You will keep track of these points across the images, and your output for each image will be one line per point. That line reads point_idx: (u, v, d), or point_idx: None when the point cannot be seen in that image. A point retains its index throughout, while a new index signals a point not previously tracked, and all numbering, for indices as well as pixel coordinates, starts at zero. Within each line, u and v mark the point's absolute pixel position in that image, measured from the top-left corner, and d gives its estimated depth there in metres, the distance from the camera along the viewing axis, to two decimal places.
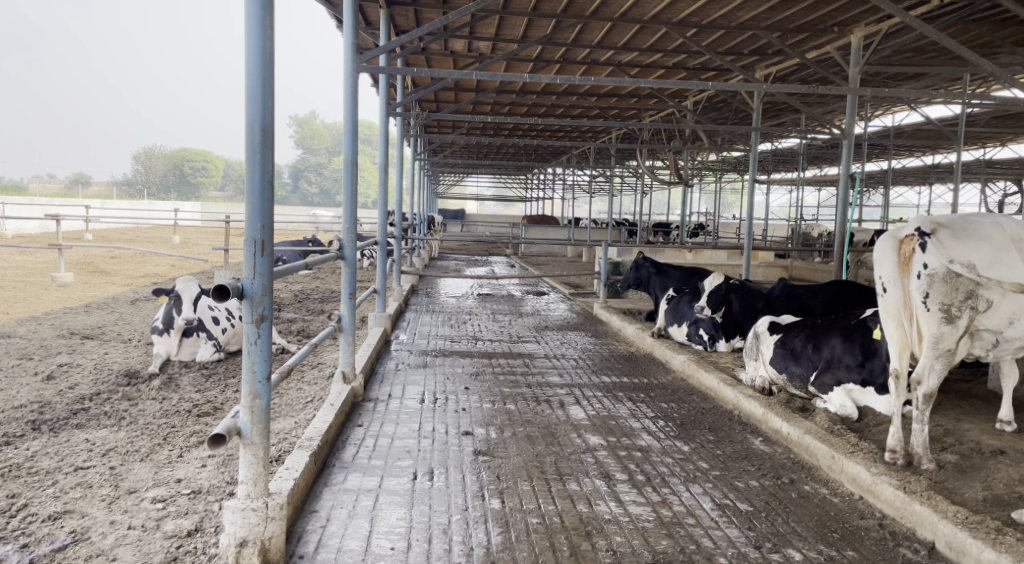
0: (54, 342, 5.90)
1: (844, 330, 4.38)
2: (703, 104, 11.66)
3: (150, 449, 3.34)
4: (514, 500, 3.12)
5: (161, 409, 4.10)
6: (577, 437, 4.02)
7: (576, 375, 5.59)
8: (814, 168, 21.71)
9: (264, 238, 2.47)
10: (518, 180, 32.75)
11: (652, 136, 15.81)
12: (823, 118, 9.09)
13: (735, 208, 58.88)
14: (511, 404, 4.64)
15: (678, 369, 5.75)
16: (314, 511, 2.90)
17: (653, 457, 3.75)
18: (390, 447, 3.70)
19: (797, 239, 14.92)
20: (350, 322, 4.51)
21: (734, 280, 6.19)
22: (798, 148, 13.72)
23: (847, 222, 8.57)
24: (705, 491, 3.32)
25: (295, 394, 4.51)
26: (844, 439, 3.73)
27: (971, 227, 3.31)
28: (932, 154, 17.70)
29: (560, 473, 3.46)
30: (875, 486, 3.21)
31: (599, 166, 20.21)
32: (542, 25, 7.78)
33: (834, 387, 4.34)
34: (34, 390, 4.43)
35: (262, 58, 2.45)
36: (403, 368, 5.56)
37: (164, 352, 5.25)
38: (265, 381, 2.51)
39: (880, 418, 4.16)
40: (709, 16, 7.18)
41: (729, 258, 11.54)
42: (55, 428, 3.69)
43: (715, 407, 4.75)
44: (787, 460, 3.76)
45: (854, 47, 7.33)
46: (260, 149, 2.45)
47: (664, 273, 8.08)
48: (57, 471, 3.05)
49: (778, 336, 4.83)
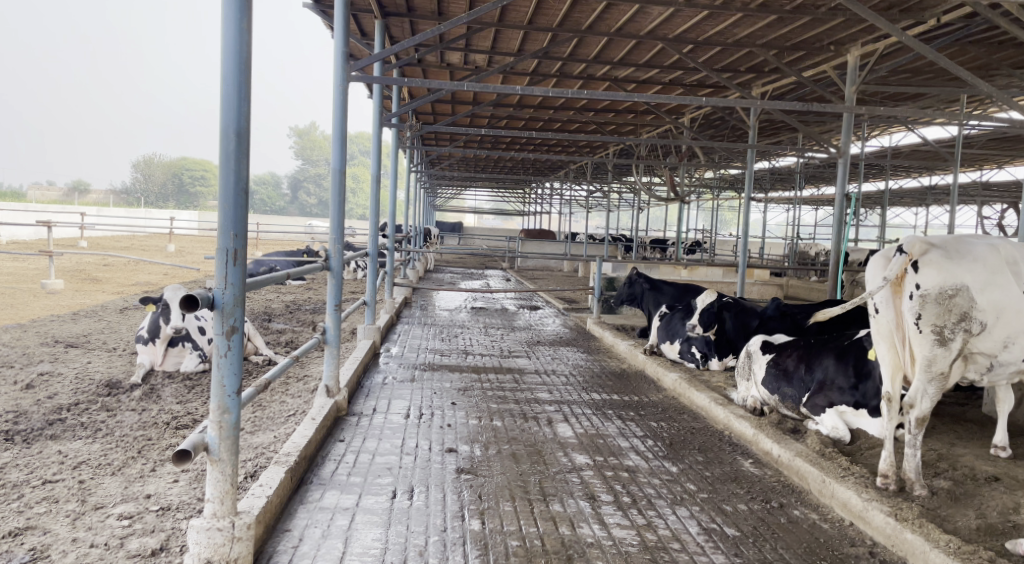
0: (38, 350, 5.81)
1: (837, 350, 4.32)
2: (700, 121, 11.67)
3: (122, 462, 3.25)
4: (495, 521, 3.04)
5: (139, 420, 4.01)
6: (563, 456, 3.94)
7: (565, 391, 5.52)
8: (811, 187, 21.75)
9: (237, 248, 2.40)
10: (516, 195, 32.86)
11: (649, 151, 15.85)
12: (820, 137, 9.07)
13: (733, 224, 59.08)
14: (498, 421, 4.56)
15: (670, 387, 5.68)
16: (287, 531, 2.81)
17: (640, 478, 3.67)
18: (371, 463, 3.62)
19: (793, 257, 14.90)
20: (335, 334, 4.44)
21: (728, 298, 6.29)
22: (795, 166, 13.74)
23: (842, 241, 8.52)
24: (692, 515, 3.24)
25: (278, 407, 4.42)
26: (835, 463, 3.65)
27: (963, 248, 3.26)
28: (928, 175, 17.76)
29: (543, 493, 3.38)
30: (865, 513, 3.14)
31: (597, 182, 20.26)
32: (537, 40, 7.77)
33: (827, 409, 4.27)
34: (10, 398, 4.34)
35: (238, 61, 2.40)
36: (391, 383, 5.47)
37: (148, 362, 5.17)
38: (234, 396, 2.44)
39: (872, 441, 4.09)
40: (705, 33, 7.18)
41: (725, 274, 11.49)
42: (28, 439, 3.60)
43: (705, 427, 4.67)
44: (778, 483, 3.68)
45: (850, 66, 7.32)
46: (234, 156, 2.40)
47: (658, 290, 8.04)
48: (24, 484, 2.96)
49: (771, 355, 4.76)
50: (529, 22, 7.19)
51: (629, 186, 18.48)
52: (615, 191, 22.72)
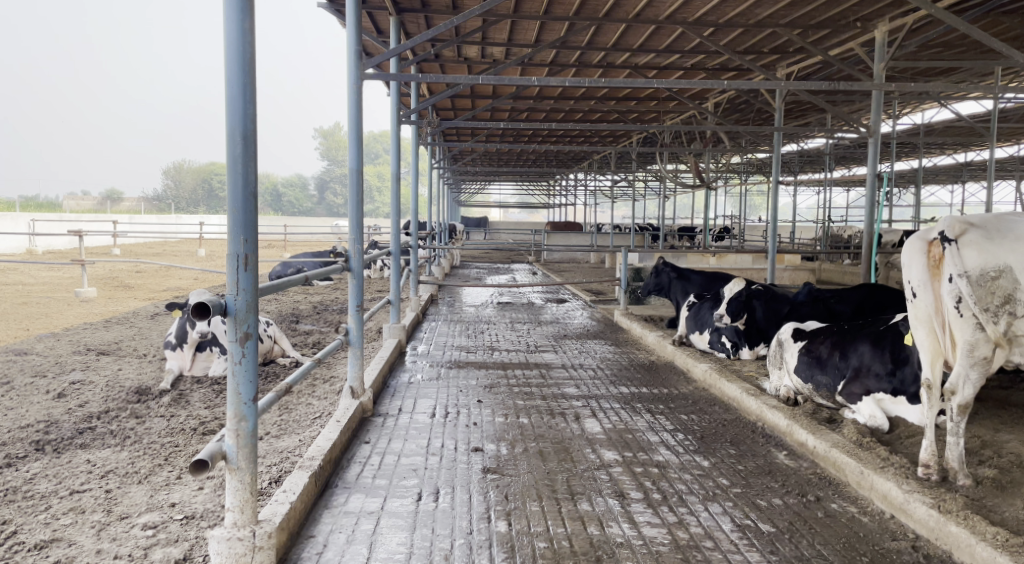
0: (71, 359, 5.89)
1: (872, 336, 4.17)
2: (724, 105, 11.45)
3: (149, 470, 3.26)
4: (522, 523, 2.98)
5: (167, 426, 4.04)
6: (591, 453, 3.86)
7: (593, 386, 5.43)
8: (842, 169, 21.27)
9: (248, 253, 2.38)
10: (541, 187, 32.76)
11: (674, 138, 15.61)
12: (850, 117, 8.82)
13: (761, 209, 58.33)
14: (525, 418, 4.49)
15: (700, 378, 5.56)
16: (312, 536, 2.79)
17: (670, 474, 3.58)
18: (396, 465, 3.59)
19: (825, 240, 14.54)
20: (358, 335, 4.39)
21: (758, 286, 6.13)
22: (824, 148, 13.41)
23: (876, 223, 8.25)
24: (725, 511, 3.15)
25: (304, 409, 4.43)
26: (872, 454, 3.52)
27: (1005, 227, 3.08)
28: (965, 152, 17.25)
29: (571, 492, 3.32)
30: (907, 505, 3.02)
31: (621, 171, 20.04)
32: (555, 29, 7.68)
33: (863, 397, 4.14)
34: (44, 408, 4.40)
35: (242, 62, 2.36)
36: (416, 382, 5.43)
37: (177, 367, 5.20)
38: (251, 403, 2.42)
39: (912, 429, 3.95)
40: (726, 14, 7.00)
41: (754, 261, 11.29)
42: (58, 448, 3.63)
43: (737, 418, 4.56)
44: (814, 475, 3.57)
45: (878, 43, 7.10)
46: (242, 158, 2.36)
47: (686, 279, 7.92)
48: (52, 494, 2.97)
49: (803, 343, 4.63)
50: (545, 12, 7.10)
51: (655, 173, 18.23)
52: (641, 180, 22.48)
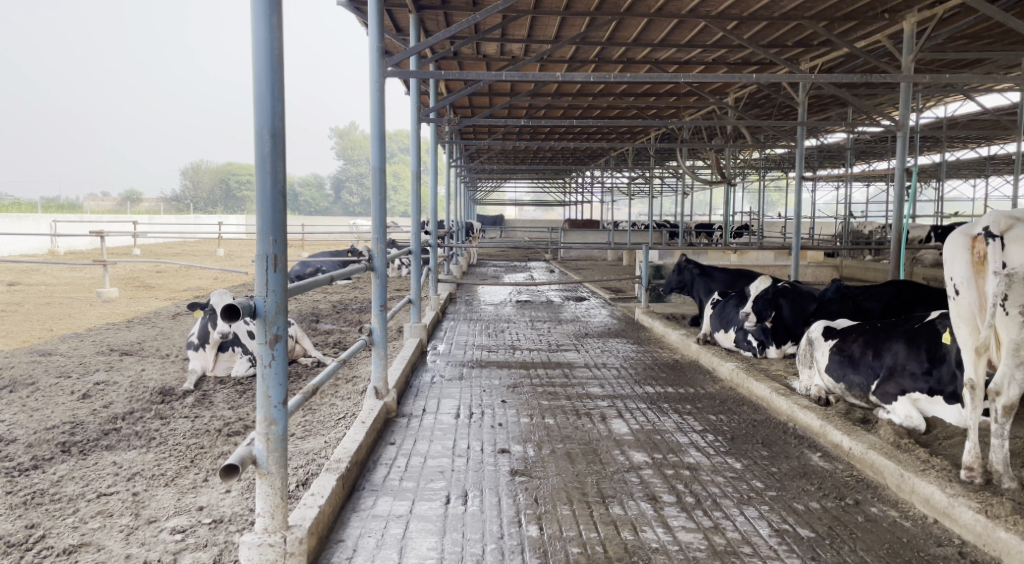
0: (94, 359, 5.90)
1: (907, 335, 4.05)
2: (745, 100, 11.31)
3: (176, 472, 3.24)
4: (554, 527, 2.91)
5: (192, 428, 4.01)
6: (620, 455, 3.79)
7: (618, 385, 5.35)
8: (862, 164, 21.00)
9: (277, 254, 2.33)
10: (558, 185, 32.70)
11: (693, 134, 15.46)
12: (875, 110, 8.67)
13: (779, 205, 57.96)
14: (550, 419, 4.43)
15: (726, 378, 5.47)
16: (341, 540, 2.75)
17: (702, 476, 3.50)
18: (423, 467, 3.53)
19: (848, 235, 14.35)
20: (381, 334, 4.33)
21: (784, 284, 6.01)
22: (846, 142, 13.21)
23: (905, 218, 8.09)
24: (762, 515, 3.06)
25: (328, 410, 4.40)
26: (912, 455, 3.42)
27: None
28: (988, 145, 16.97)
29: (602, 495, 3.24)
30: (951, 509, 2.92)
31: (639, 169, 19.91)
32: (575, 25, 7.60)
33: (898, 396, 4.02)
34: (69, 409, 4.39)
35: (270, 60, 2.31)
36: (439, 382, 5.37)
37: (200, 367, 5.19)
38: (280, 407, 2.38)
39: (950, 430, 3.83)
40: (751, 8, 6.88)
41: (777, 258, 11.14)
42: (85, 450, 3.62)
43: (767, 419, 4.46)
44: (851, 478, 3.47)
45: (906, 35, 6.95)
46: (270, 157, 2.31)
47: (709, 276, 7.79)
48: (79, 497, 2.95)
49: (834, 342, 4.52)
50: (566, 7, 7.01)
51: (673, 170, 18.08)
52: (658, 176, 22.33)
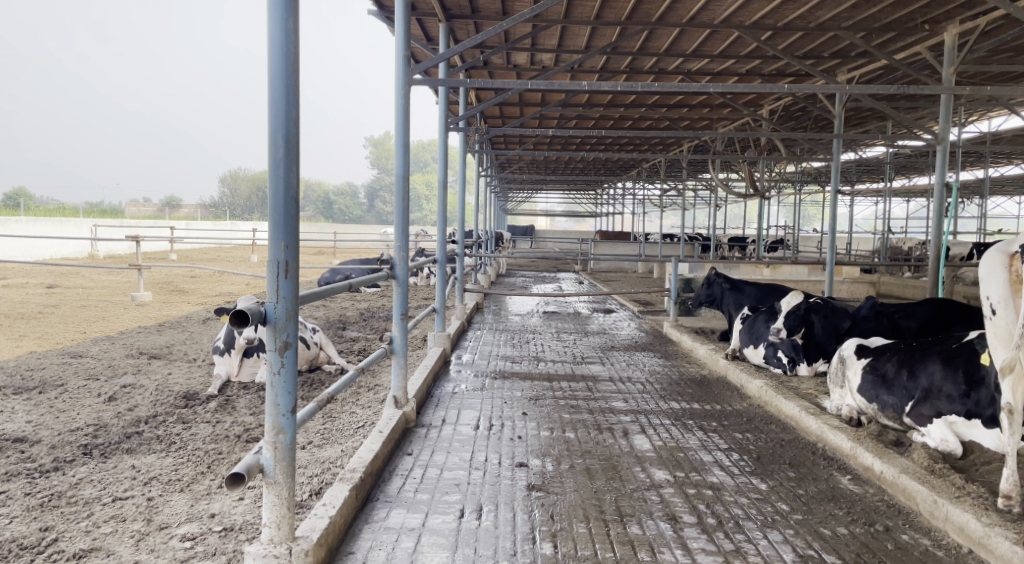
0: (123, 362, 5.98)
1: (944, 355, 3.89)
2: (780, 111, 11.11)
3: (191, 478, 3.24)
4: (568, 545, 2.84)
5: (212, 433, 4.02)
6: (641, 472, 3.70)
7: (641, 400, 5.25)
8: (902, 178, 20.50)
9: (288, 260, 2.32)
10: (590, 196, 32.57)
11: (726, 146, 15.26)
12: (914, 123, 8.46)
13: (814, 218, 57.01)
14: (571, 433, 4.35)
15: (755, 395, 5.33)
16: (351, 553, 2.71)
17: (725, 497, 3.39)
18: (438, 479, 3.48)
19: (885, 250, 13.99)
20: (402, 343, 4.31)
21: (816, 300, 5.85)
22: (885, 155, 12.90)
23: (944, 235, 7.85)
24: (786, 539, 2.95)
25: (348, 418, 4.38)
26: (946, 481, 3.26)
27: None
28: None
29: (621, 514, 3.16)
30: (987, 540, 2.77)
31: (671, 180, 19.75)
32: (606, 35, 7.56)
33: (933, 419, 3.85)
34: (94, 412, 4.44)
35: (285, 65, 2.30)
36: (460, 392, 5.32)
37: (225, 373, 5.24)
38: (289, 415, 2.36)
39: (988, 456, 3.66)
40: (785, 17, 6.77)
41: (811, 273, 10.89)
42: (105, 452, 3.65)
43: (796, 439, 4.32)
44: (882, 503, 3.33)
45: (948, 46, 6.72)
46: (284, 163, 2.30)
47: (739, 290, 7.64)
48: (95, 501, 2.96)
49: (868, 360, 4.37)
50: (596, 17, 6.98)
51: (706, 183, 17.88)
52: (691, 188, 22.12)
